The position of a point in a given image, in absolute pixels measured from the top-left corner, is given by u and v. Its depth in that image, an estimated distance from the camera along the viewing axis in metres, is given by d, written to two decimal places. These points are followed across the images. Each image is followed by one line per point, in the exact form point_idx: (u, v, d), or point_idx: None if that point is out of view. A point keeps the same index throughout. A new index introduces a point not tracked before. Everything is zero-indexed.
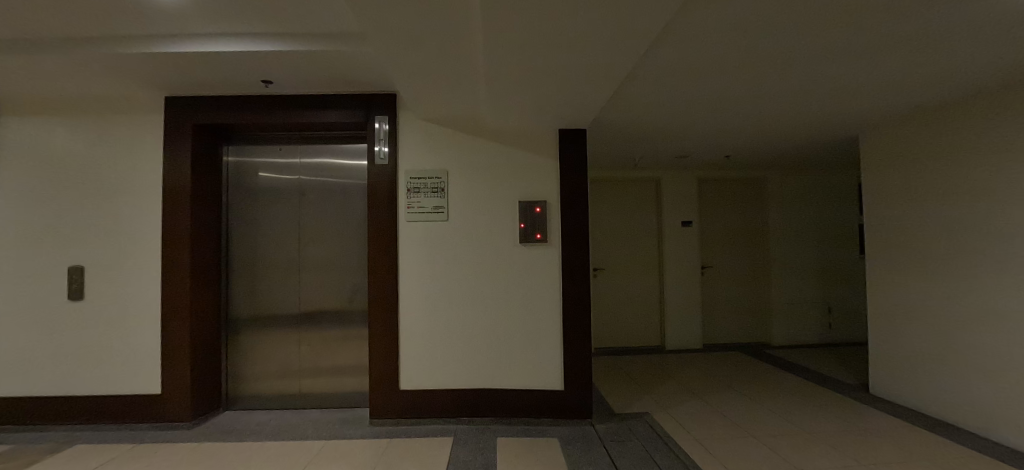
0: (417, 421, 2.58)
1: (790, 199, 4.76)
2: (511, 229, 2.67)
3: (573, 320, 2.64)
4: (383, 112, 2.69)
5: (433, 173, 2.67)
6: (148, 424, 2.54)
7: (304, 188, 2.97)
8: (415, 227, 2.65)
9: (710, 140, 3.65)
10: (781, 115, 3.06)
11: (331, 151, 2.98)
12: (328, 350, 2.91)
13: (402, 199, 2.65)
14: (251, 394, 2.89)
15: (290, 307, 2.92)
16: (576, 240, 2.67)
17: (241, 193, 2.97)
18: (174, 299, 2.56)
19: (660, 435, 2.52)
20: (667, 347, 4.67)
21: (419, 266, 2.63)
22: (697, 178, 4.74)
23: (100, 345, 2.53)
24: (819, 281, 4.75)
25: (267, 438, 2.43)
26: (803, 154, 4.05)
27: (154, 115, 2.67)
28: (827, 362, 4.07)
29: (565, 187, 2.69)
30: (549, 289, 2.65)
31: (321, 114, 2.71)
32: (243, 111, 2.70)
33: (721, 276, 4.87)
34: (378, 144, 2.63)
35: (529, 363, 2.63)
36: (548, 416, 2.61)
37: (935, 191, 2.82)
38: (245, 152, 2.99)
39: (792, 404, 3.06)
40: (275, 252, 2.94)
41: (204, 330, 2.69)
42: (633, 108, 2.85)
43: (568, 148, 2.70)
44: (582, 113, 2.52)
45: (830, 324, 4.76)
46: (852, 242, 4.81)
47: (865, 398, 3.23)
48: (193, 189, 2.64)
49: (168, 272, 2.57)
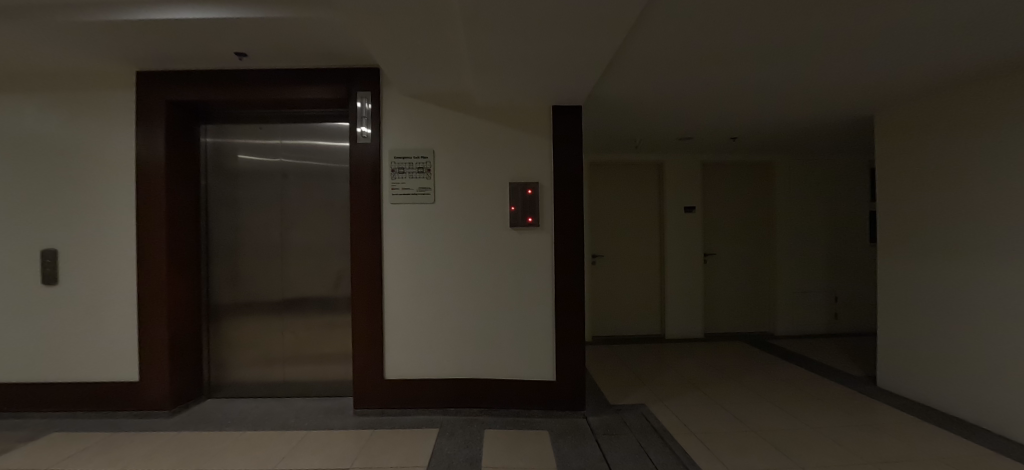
0: (404, 411, 2.49)
1: (798, 183, 4.58)
2: (501, 213, 2.53)
3: (568, 308, 2.51)
4: (365, 87, 2.53)
5: (419, 152, 2.52)
6: (126, 412, 2.47)
7: (286, 170, 2.83)
8: (400, 209, 2.51)
9: (717, 119, 3.44)
10: (794, 92, 2.85)
11: (312, 131, 2.83)
12: (313, 338, 2.82)
13: (387, 179, 2.51)
14: (234, 382, 2.81)
15: (272, 292, 2.82)
16: (570, 224, 2.51)
17: (220, 174, 2.84)
18: (150, 284, 2.46)
19: (656, 428, 2.42)
20: (667, 336, 4.54)
21: (406, 251, 2.51)
22: (700, 162, 4.54)
23: (77, 331, 2.46)
24: (825, 269, 4.60)
25: (247, 428, 2.35)
26: (812, 135, 3.86)
27: (125, 92, 2.53)
28: (833, 353, 3.93)
29: (560, 167, 2.52)
30: (540, 276, 2.52)
31: (301, 90, 2.55)
32: (221, 87, 2.55)
33: (724, 263, 4.70)
34: (361, 124, 2.49)
35: (521, 353, 2.52)
36: (539, 408, 2.50)
37: (957, 174, 2.62)
38: (224, 131, 2.85)
39: (796, 398, 2.93)
40: (256, 235, 2.82)
41: (184, 317, 2.60)
42: (634, 83, 2.65)
43: (563, 125, 2.53)
44: (576, 88, 2.34)
45: (837, 314, 4.61)
46: (862, 231, 4.64)
47: (872, 391, 3.09)
48: (168, 169, 2.51)
49: (144, 256, 2.47)
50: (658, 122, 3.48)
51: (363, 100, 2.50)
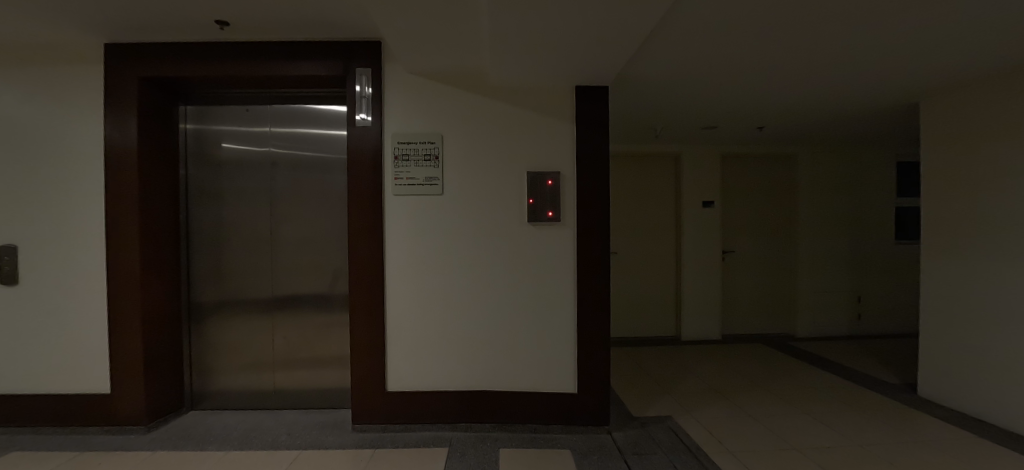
0: (408, 427, 2.24)
1: (821, 177, 4.34)
2: (518, 206, 2.26)
3: (590, 313, 2.26)
4: (364, 64, 2.24)
5: (425, 137, 2.24)
6: (97, 427, 2.20)
7: (276, 158, 2.55)
8: (404, 202, 2.24)
9: (746, 106, 3.17)
10: (839, 76, 2.57)
11: (306, 114, 2.54)
12: (307, 343, 2.56)
13: (390, 168, 2.23)
14: (219, 391, 2.55)
15: (262, 292, 2.55)
16: (596, 219, 2.25)
17: (201, 164, 2.55)
18: (122, 285, 2.19)
19: (689, 446, 2.17)
20: (683, 338, 4.30)
21: (410, 249, 2.24)
22: (720, 154, 4.28)
23: (41, 337, 2.19)
24: (849, 267, 4.37)
25: (232, 446, 2.09)
26: (844, 125, 3.61)
27: (92, 66, 2.23)
28: (861, 358, 3.71)
29: (583, 155, 2.25)
30: (560, 278, 2.26)
31: (294, 65, 2.26)
32: (202, 62, 2.25)
33: (743, 261, 4.45)
34: (360, 112, 2.17)
35: (540, 362, 2.27)
36: (558, 423, 2.26)
37: (1018, 169, 2.37)
38: (206, 116, 2.55)
39: (834, 410, 2.70)
40: (243, 230, 2.54)
41: (161, 320, 2.32)
42: (665, 62, 2.37)
43: (587, 109, 2.26)
44: (605, 65, 2.06)
45: (860, 315, 4.40)
46: (887, 227, 4.41)
47: (912, 401, 2.87)
48: (141, 156, 2.22)
49: (115, 254, 2.19)
50: (682, 109, 3.21)
51: (362, 84, 2.16)
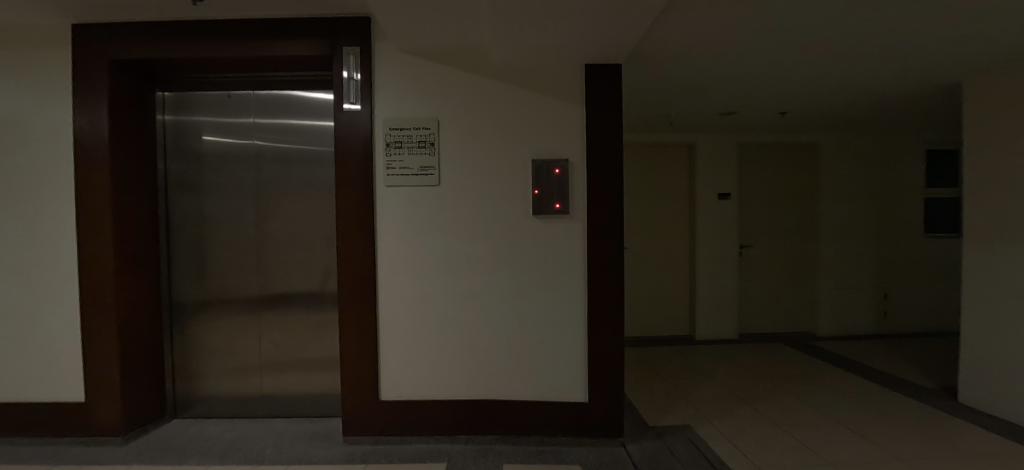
0: (404, 439, 2.06)
1: (846, 167, 4.08)
2: (522, 198, 2.06)
3: (603, 316, 2.05)
4: (352, 42, 2.03)
5: (420, 122, 2.04)
6: (72, 439, 2.06)
7: (261, 150, 2.37)
8: (397, 192, 2.04)
9: (768, 89, 2.92)
10: (875, 55, 2.31)
11: (292, 102, 2.35)
12: (296, 346, 2.39)
13: (382, 156, 2.04)
14: (204, 397, 2.39)
15: (248, 292, 2.38)
16: (607, 211, 2.04)
17: (181, 157, 2.37)
18: (95, 286, 2.03)
19: (712, 461, 1.96)
20: (697, 338, 4.09)
21: (404, 245, 2.05)
22: (738, 142, 4.03)
23: (12, 340, 2.04)
24: (875, 262, 4.12)
25: (212, 459, 1.92)
26: (874, 109, 3.34)
27: (57, 50, 2.05)
28: (892, 360, 3.47)
29: (594, 141, 2.03)
30: (569, 276, 2.06)
31: (275, 45, 2.05)
32: (176, 43, 2.06)
33: (761, 256, 4.21)
34: (346, 100, 1.99)
35: (546, 369, 2.08)
36: (567, 435, 2.07)
37: None
38: (184, 108, 2.38)
39: (867, 419, 2.47)
40: (227, 226, 2.37)
41: (140, 324, 2.16)
42: (684, 40, 2.14)
43: (599, 90, 2.04)
44: (618, 41, 1.84)
45: (887, 313, 4.14)
46: (916, 219, 4.14)
47: (949, 407, 2.64)
48: (113, 146, 2.05)
49: (88, 253, 2.02)
50: (698, 92, 2.97)
51: (349, 69, 1.99)
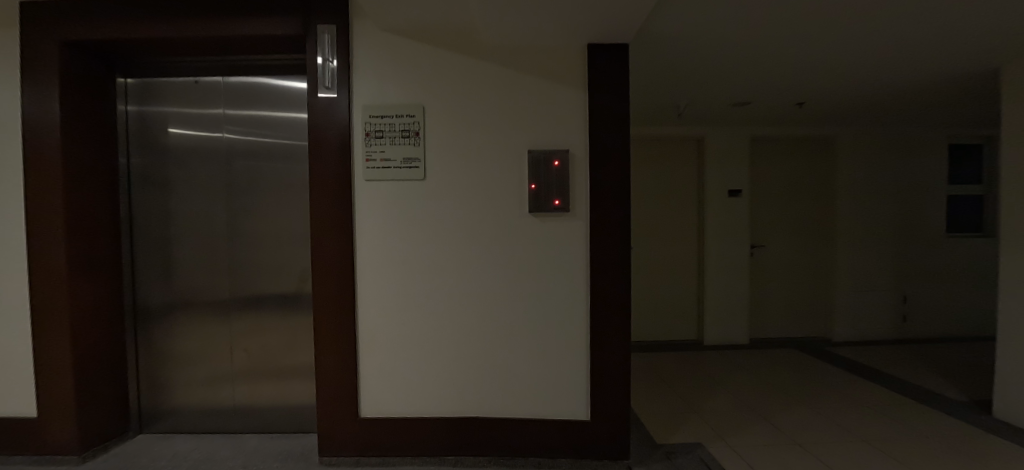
0: (387, 461, 1.87)
1: (865, 161, 3.84)
2: (517, 194, 1.85)
3: (605, 324, 1.85)
4: (327, 20, 1.82)
5: (403, 109, 1.83)
6: (25, 457, 1.88)
7: (232, 141, 2.17)
8: (378, 188, 1.84)
9: (784, 77, 2.69)
10: (906, 37, 2.08)
11: (265, 89, 2.16)
12: (271, 356, 2.20)
13: (361, 147, 1.84)
14: (173, 409, 2.21)
15: (219, 297, 2.19)
16: (612, 209, 1.83)
17: (146, 150, 2.18)
18: (46, 289, 1.83)
19: None
20: (705, 342, 3.88)
21: (386, 247, 1.85)
22: (750, 136, 3.80)
23: None
24: (894, 263, 3.89)
25: None
26: (898, 100, 3.11)
27: (5, 31, 1.86)
28: (915, 369, 3.24)
29: (597, 131, 1.82)
30: (568, 281, 1.85)
31: (243, 23, 1.85)
32: (136, 21, 1.85)
33: (774, 256, 3.98)
34: (323, 88, 1.81)
35: (543, 383, 1.87)
36: (567, 456, 1.87)
37: None
38: (149, 97, 2.19)
39: (895, 436, 2.26)
40: (196, 224, 2.18)
41: (98, 332, 1.98)
42: (697, 20, 1.92)
43: (602, 74, 1.82)
44: (625, 18, 1.62)
45: (906, 317, 3.92)
46: (939, 217, 3.90)
47: (985, 423, 2.41)
48: (66, 136, 1.85)
49: (37, 254, 1.83)
50: (709, 80, 2.74)
51: (325, 54, 1.80)
